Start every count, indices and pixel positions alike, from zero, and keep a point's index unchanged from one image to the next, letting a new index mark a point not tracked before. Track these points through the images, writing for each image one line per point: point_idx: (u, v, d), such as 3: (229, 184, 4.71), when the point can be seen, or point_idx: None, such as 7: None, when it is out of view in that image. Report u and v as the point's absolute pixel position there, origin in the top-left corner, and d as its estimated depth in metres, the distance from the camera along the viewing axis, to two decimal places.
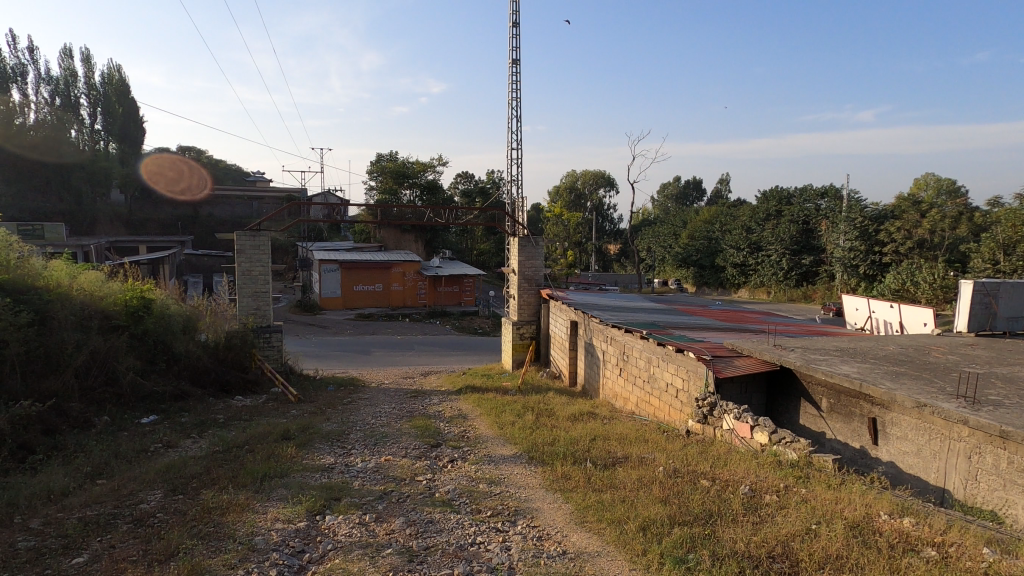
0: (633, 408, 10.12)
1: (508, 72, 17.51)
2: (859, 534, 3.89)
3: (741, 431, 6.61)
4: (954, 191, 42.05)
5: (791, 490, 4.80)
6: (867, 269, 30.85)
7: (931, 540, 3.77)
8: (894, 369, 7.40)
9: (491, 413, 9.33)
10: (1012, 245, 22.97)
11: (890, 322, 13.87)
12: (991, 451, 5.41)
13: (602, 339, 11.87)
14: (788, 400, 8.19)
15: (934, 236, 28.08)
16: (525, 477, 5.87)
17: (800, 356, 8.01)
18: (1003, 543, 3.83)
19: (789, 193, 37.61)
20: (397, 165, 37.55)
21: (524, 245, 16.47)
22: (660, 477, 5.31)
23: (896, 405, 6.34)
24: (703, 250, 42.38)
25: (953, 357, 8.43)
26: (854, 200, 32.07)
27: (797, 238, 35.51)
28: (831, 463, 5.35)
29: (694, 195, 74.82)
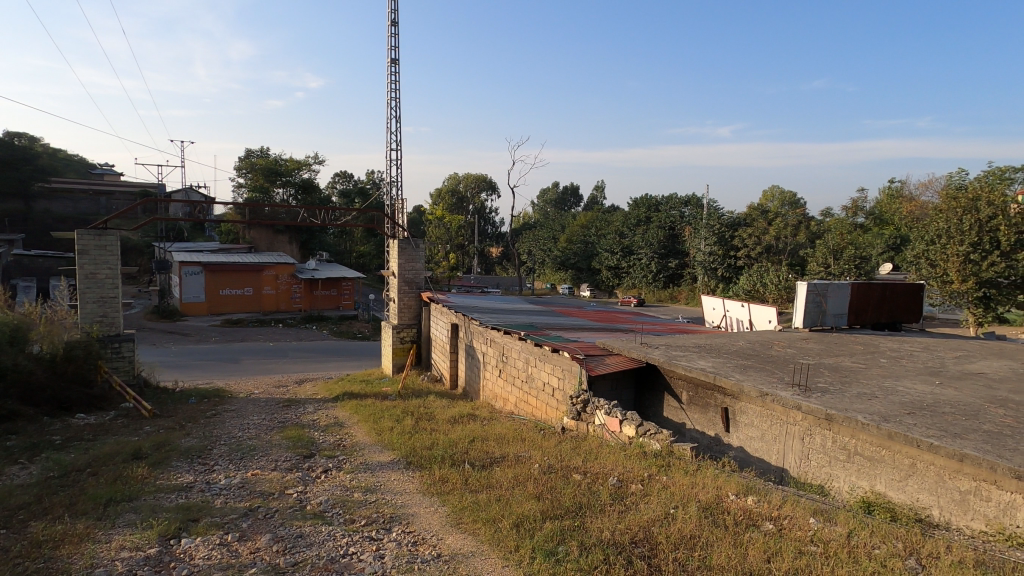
0: (512, 409, 10.32)
1: (387, 72, 17.14)
2: (709, 514, 4.25)
3: (611, 425, 6.98)
4: (794, 203, 47.32)
5: (654, 478, 5.14)
6: (724, 272, 33.71)
7: (769, 514, 4.22)
8: (742, 363, 8.18)
9: (368, 420, 9.10)
10: (840, 251, 26.10)
11: (742, 319, 15.32)
12: (820, 433, 6.13)
13: (482, 341, 12.00)
14: (653, 394, 8.76)
15: (779, 242, 31.53)
16: (402, 483, 5.78)
17: (664, 353, 8.61)
18: (827, 513, 4.34)
19: (656, 200, 40.43)
20: (268, 162, 35.48)
21: (404, 247, 16.28)
22: (536, 474, 5.46)
23: (744, 395, 7.01)
24: (580, 253, 44.17)
25: (791, 350, 9.48)
26: (713, 209, 34.98)
27: (664, 243, 38.03)
28: (688, 451, 5.79)
29: (572, 200, 77.77)
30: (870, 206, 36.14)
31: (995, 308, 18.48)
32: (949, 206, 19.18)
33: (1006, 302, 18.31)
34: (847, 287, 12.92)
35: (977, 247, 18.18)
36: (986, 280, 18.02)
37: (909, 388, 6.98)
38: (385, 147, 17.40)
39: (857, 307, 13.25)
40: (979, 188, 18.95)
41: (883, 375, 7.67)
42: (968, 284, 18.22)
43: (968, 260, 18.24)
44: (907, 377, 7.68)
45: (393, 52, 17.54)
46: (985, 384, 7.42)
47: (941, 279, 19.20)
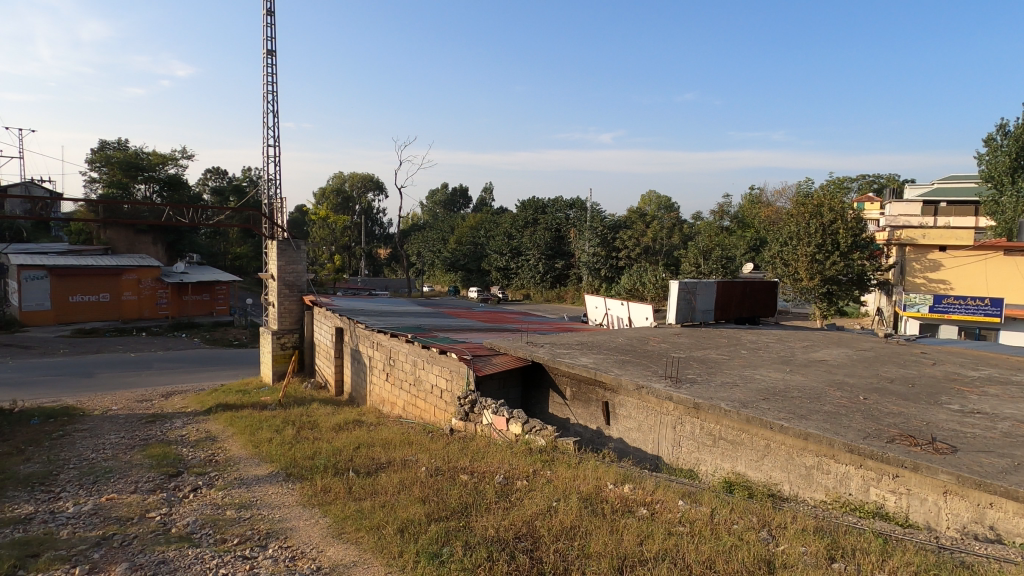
0: (400, 413, 10.16)
1: (263, 63, 16.19)
2: (589, 504, 4.43)
3: (498, 424, 7.07)
4: (669, 207, 50.39)
5: (538, 473, 5.27)
6: (607, 272, 35.25)
7: (644, 500, 4.47)
8: (621, 358, 8.61)
9: (245, 432, 8.57)
10: (708, 252, 28.21)
11: (622, 318, 16.14)
12: (689, 421, 6.60)
13: (368, 345, 11.71)
14: (539, 391, 8.99)
15: (656, 243, 33.53)
16: (280, 496, 5.50)
17: (548, 351, 8.88)
18: (693, 495, 4.67)
19: (543, 203, 41.94)
20: (127, 156, 32.31)
21: (284, 249, 15.50)
22: (422, 477, 5.41)
23: (622, 388, 7.38)
24: (470, 254, 44.33)
25: (665, 344, 10.13)
26: (595, 212, 36.50)
27: (550, 244, 39.15)
28: (572, 445, 6.00)
29: (462, 201, 77.82)
30: (733, 211, 39.47)
31: (836, 302, 20.79)
32: (799, 211, 21.36)
33: (845, 296, 20.67)
34: (713, 285, 14.01)
35: (822, 248, 20.38)
36: (829, 277, 20.24)
37: (764, 376, 7.71)
38: (261, 142, 16.40)
39: (722, 303, 14.39)
40: (823, 196, 21.29)
41: (743, 365, 8.41)
42: (815, 281, 20.37)
43: (815, 260, 20.40)
44: (763, 366, 8.46)
45: (270, 43, 16.60)
46: (826, 370, 8.37)
47: (793, 276, 21.32)
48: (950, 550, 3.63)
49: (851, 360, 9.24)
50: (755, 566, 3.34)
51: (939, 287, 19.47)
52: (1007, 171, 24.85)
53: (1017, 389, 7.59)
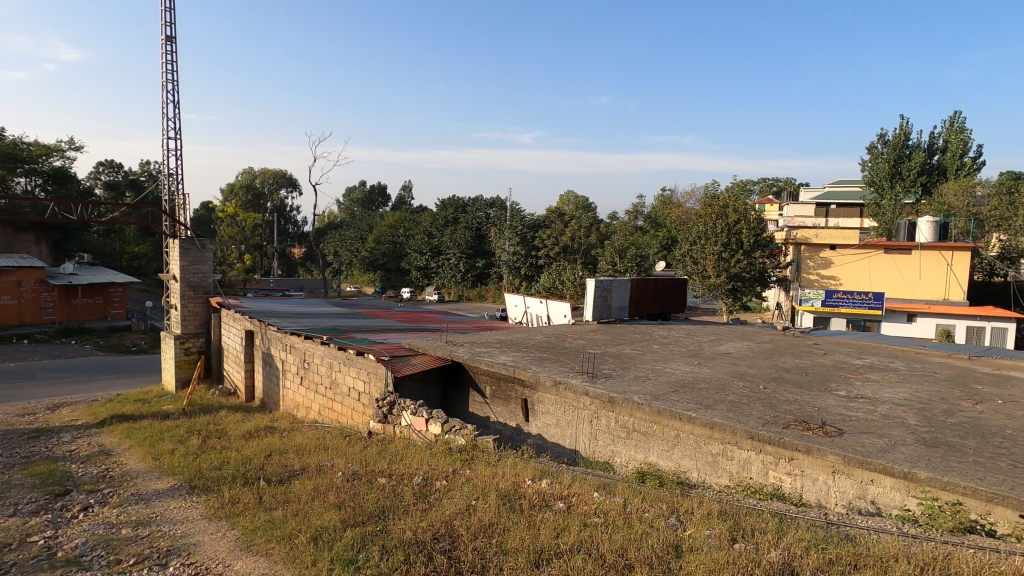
0: (315, 417, 9.83)
1: (162, 50, 15.15)
2: (507, 500, 4.47)
3: (417, 426, 6.99)
4: (586, 207, 51.71)
5: (457, 472, 5.26)
6: (527, 270, 35.63)
7: (560, 494, 4.56)
8: (540, 355, 8.75)
9: (144, 444, 8.01)
10: (624, 250, 29.13)
11: (541, 316, 16.41)
12: (605, 415, 6.80)
13: (280, 348, 11.24)
14: (459, 391, 8.96)
15: (574, 242, 34.28)
16: (183, 511, 5.18)
17: (468, 350, 8.88)
18: (608, 486, 4.81)
19: (463, 201, 41.96)
20: (4, 145, 29.31)
21: (187, 248, 14.61)
22: (339, 483, 5.26)
23: (540, 385, 7.49)
24: (390, 254, 43.52)
25: (582, 341, 10.39)
26: (515, 211, 36.85)
27: (471, 243, 39.18)
28: (491, 443, 6.02)
29: (380, 199, 76.25)
30: (646, 212, 41.05)
31: (740, 297, 22.04)
32: (706, 212, 22.50)
33: (748, 292, 21.95)
34: (627, 282, 14.49)
35: (727, 246, 21.59)
36: (734, 274, 21.45)
37: (674, 369, 8.08)
38: (160, 134, 15.32)
39: (636, 300, 14.92)
40: (728, 197, 22.54)
41: (655, 359, 8.76)
42: (722, 278, 21.49)
43: (721, 258, 21.55)
44: (674, 360, 8.85)
45: (169, 28, 15.54)
46: (730, 362, 8.87)
47: (702, 274, 22.42)
48: (837, 524, 3.95)
49: (753, 352, 9.84)
50: (663, 551, 3.50)
51: (830, 283, 21.12)
52: (887, 177, 27.45)
53: (894, 374, 8.37)
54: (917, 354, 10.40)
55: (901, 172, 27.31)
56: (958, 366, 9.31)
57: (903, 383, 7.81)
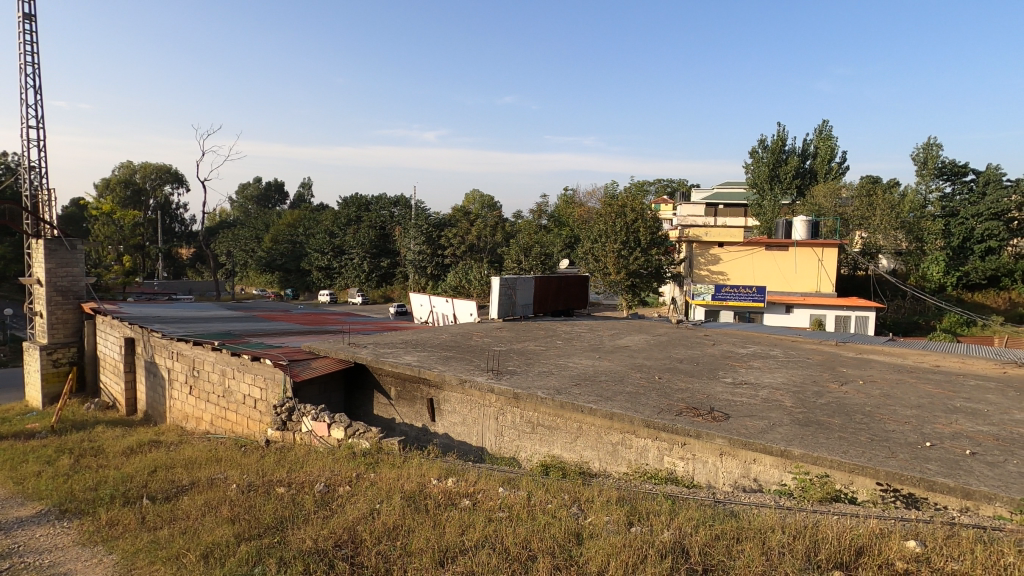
0: (207, 428, 9.26)
1: (19, 28, 13.62)
2: (411, 502, 4.42)
3: (318, 431, 6.77)
4: (492, 205, 52.13)
5: (361, 477, 5.13)
6: (433, 270, 35.34)
7: (466, 491, 4.58)
8: (445, 354, 8.74)
9: (3, 468, 7.19)
10: (529, 249, 29.60)
11: (447, 314, 16.35)
12: (510, 411, 6.90)
13: (166, 355, 10.47)
14: (362, 393, 8.76)
15: (480, 241, 34.35)
16: (52, 538, 4.70)
17: (371, 351, 8.70)
18: (513, 481, 4.88)
19: (366, 200, 41.03)
20: None
21: (54, 249, 13.25)
22: (233, 495, 4.97)
23: (445, 384, 7.47)
24: (288, 254, 41.68)
25: (488, 339, 10.48)
26: (420, 210, 36.45)
27: (375, 242, 38.29)
28: (396, 445, 5.93)
29: (276, 197, 72.67)
30: (550, 211, 41.98)
31: (639, 293, 23.05)
32: (606, 211, 23.31)
33: (646, 288, 23.00)
34: (532, 280, 14.76)
35: (626, 245, 22.50)
36: (632, 271, 22.38)
37: (577, 363, 8.33)
38: (19, 123, 13.77)
39: (540, 297, 15.23)
40: (626, 197, 23.46)
41: (558, 355, 9.00)
42: (622, 275, 22.38)
43: (621, 255, 22.43)
44: (576, 354, 9.12)
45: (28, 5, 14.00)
46: (628, 354, 9.28)
47: (603, 271, 23.20)
48: (723, 502, 4.23)
49: (649, 345, 10.33)
50: (565, 540, 3.60)
51: (719, 278, 22.50)
52: (767, 179, 29.75)
53: (773, 361, 9.10)
54: (793, 342, 11.37)
55: (778, 175, 29.72)
56: (826, 352, 10.28)
57: (781, 369, 8.51)
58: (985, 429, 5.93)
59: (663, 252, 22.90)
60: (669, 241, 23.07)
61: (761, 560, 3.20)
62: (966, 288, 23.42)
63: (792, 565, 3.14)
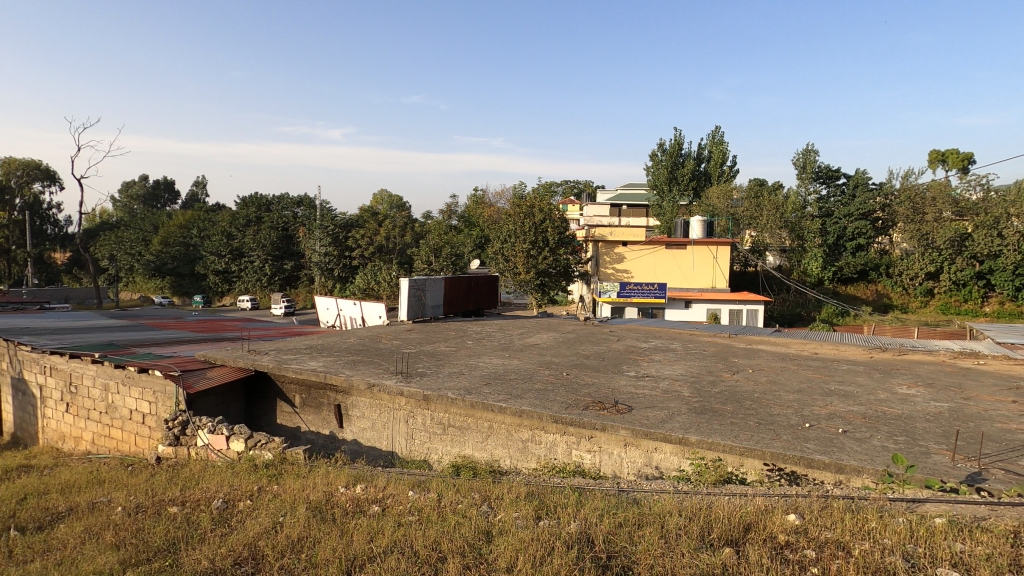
0: (88, 448, 8.50)
1: None
2: (317, 512, 4.27)
3: (216, 444, 6.40)
4: (401, 206, 51.41)
5: (263, 490, 4.90)
6: (340, 272, 34.27)
7: (375, 497, 4.49)
8: (352, 358, 8.52)
9: None
10: (439, 249, 29.39)
11: (355, 317, 15.93)
12: (420, 413, 6.84)
13: (37, 371, 9.49)
14: (264, 402, 8.37)
15: (389, 242, 33.72)
16: None
17: (274, 358, 8.35)
18: (424, 483, 4.84)
19: (267, 200, 39.08)
20: None
21: None
22: (117, 519, 4.58)
23: (353, 388, 7.30)
24: (181, 257, 39.03)
25: (397, 341, 10.34)
26: (326, 210, 35.24)
27: (277, 244, 36.69)
28: (302, 454, 5.71)
29: (166, 196, 67.78)
30: (460, 212, 41.94)
31: (548, 292, 23.56)
32: (515, 211, 23.60)
33: (555, 287, 23.53)
34: (441, 281, 14.67)
35: (534, 244, 22.89)
36: (541, 270, 22.81)
37: (487, 363, 8.39)
38: None
39: (450, 298, 15.18)
40: (534, 198, 23.86)
41: (469, 355, 9.02)
42: (531, 274, 22.74)
43: (530, 255, 22.80)
44: (486, 354, 9.18)
45: None
46: (537, 352, 9.45)
47: (513, 271, 23.43)
48: (626, 491, 4.40)
49: (558, 342, 10.58)
50: (475, 538, 3.62)
51: (623, 275, 23.42)
52: (666, 182, 31.29)
53: (673, 353, 9.60)
54: (690, 335, 12.02)
55: (676, 177, 31.33)
56: (720, 344, 10.96)
57: (680, 361, 8.99)
58: (855, 408, 6.57)
59: (569, 251, 23.45)
60: (576, 240, 23.69)
61: (660, 543, 3.37)
62: (841, 281, 25.62)
63: (688, 545, 3.34)
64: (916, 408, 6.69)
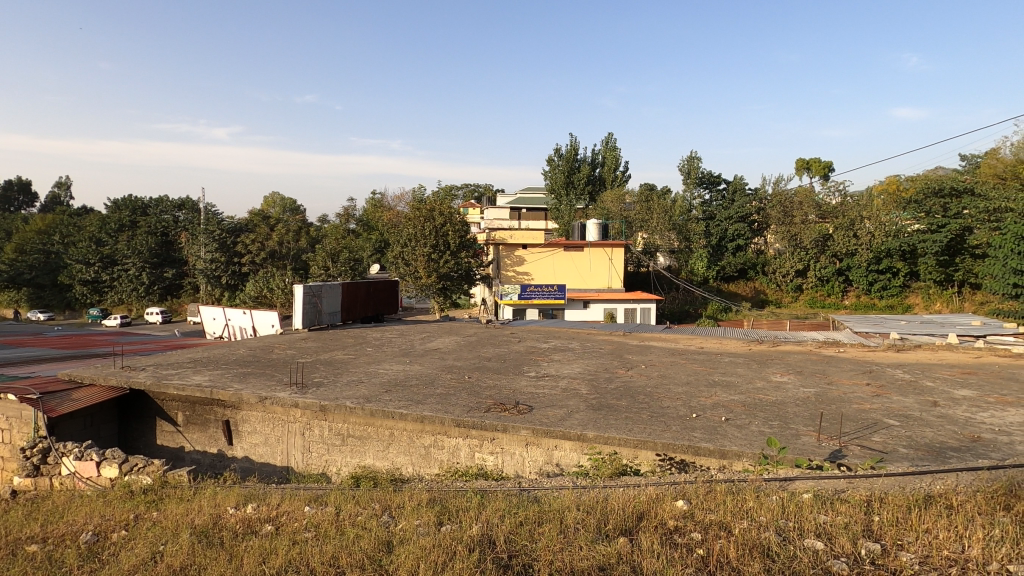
0: None
1: None
2: (203, 537, 3.99)
3: (84, 472, 5.80)
4: (295, 209, 49.28)
5: (141, 518, 4.50)
6: (229, 279, 32.14)
7: (268, 516, 4.27)
8: (242, 371, 8.05)
9: None
10: (336, 254, 28.41)
11: (245, 327, 15.06)
12: (317, 425, 6.58)
13: None
14: (141, 422, 7.72)
15: (282, 247, 32.22)
16: None
17: (151, 374, 7.72)
18: (321, 497, 4.66)
19: (143, 202, 36.18)
20: None
21: None
22: None
23: (244, 403, 6.90)
24: (40, 266, 35.07)
25: (291, 350, 9.89)
26: (211, 214, 33.01)
27: (155, 250, 33.98)
28: (186, 476, 5.31)
29: (20, 197, 60.72)
30: (358, 215, 40.83)
31: (450, 295, 23.45)
32: (414, 215, 23.27)
33: (457, 290, 23.46)
34: (338, 287, 14.19)
35: (435, 248, 22.73)
36: (443, 274, 22.68)
37: (387, 370, 8.23)
38: None
39: (347, 305, 14.71)
40: (433, 201, 23.69)
41: (368, 362, 8.80)
42: (433, 278, 22.53)
43: (431, 259, 22.58)
44: (386, 360, 8.99)
45: None
46: (439, 356, 9.39)
47: (414, 275, 23.08)
48: (528, 490, 4.48)
49: (460, 346, 10.56)
50: (375, 550, 3.54)
51: (524, 278, 23.69)
52: (563, 186, 32.26)
53: (571, 353, 9.88)
54: (587, 334, 12.43)
55: (572, 182, 32.36)
56: (616, 342, 11.41)
57: (578, 360, 9.27)
58: (736, 397, 7.08)
59: (471, 254, 23.49)
60: (477, 243, 23.77)
61: (558, 538, 3.46)
62: (723, 280, 27.52)
63: (585, 538, 3.45)
64: (787, 394, 7.33)
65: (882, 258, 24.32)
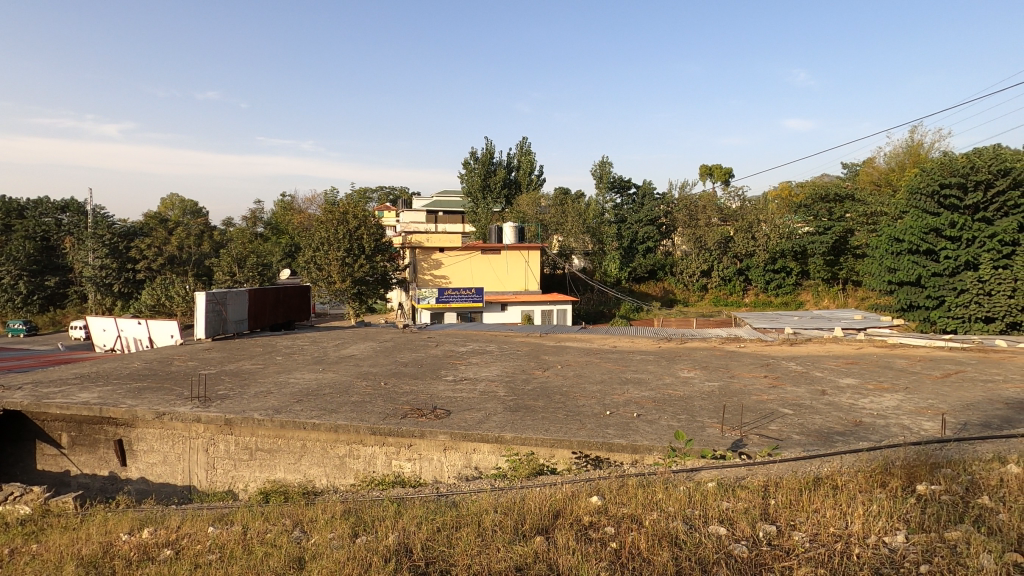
0: None
1: None
2: (92, 567, 3.67)
3: None
4: (196, 212, 46.55)
5: (18, 552, 4.08)
6: (121, 287, 29.89)
7: (166, 540, 3.98)
8: (136, 385, 7.48)
9: None
10: (243, 259, 27.06)
11: (141, 338, 14.01)
12: (223, 439, 6.23)
13: None
14: (18, 446, 7.00)
15: (182, 252, 30.11)
16: None
17: (30, 393, 7.02)
18: (226, 516, 4.40)
19: (19, 204, 33.14)
20: None
21: None
22: None
23: (138, 420, 6.42)
24: None
25: (193, 362, 9.31)
26: (100, 216, 30.58)
27: (34, 257, 31.00)
28: (71, 503, 4.87)
29: None
30: (266, 218, 39.17)
31: (366, 300, 22.86)
32: (327, 217, 22.55)
33: (372, 295, 22.90)
34: (243, 294, 13.51)
35: (350, 251, 22.12)
36: (358, 279, 22.09)
37: (298, 379, 7.91)
38: None
39: (255, 312, 14.04)
40: (346, 203, 23.05)
41: (277, 372, 8.44)
42: (347, 282, 21.87)
43: (345, 263, 21.92)
44: (298, 369, 8.66)
45: None
46: (354, 363, 9.14)
47: (327, 279, 22.34)
48: (445, 495, 4.44)
49: (375, 351, 10.33)
50: (285, 566, 3.40)
51: (441, 281, 23.52)
52: (479, 189, 32.32)
53: (488, 355, 9.91)
54: (505, 337, 12.49)
55: (489, 184, 32.48)
56: (533, 343, 11.56)
57: (496, 362, 9.31)
58: (647, 394, 7.36)
59: (386, 256, 23.07)
60: (391, 246, 23.34)
61: (476, 541, 3.46)
62: (635, 280, 28.55)
63: (502, 539, 3.47)
64: (694, 389, 7.70)
65: (777, 258, 26.05)
